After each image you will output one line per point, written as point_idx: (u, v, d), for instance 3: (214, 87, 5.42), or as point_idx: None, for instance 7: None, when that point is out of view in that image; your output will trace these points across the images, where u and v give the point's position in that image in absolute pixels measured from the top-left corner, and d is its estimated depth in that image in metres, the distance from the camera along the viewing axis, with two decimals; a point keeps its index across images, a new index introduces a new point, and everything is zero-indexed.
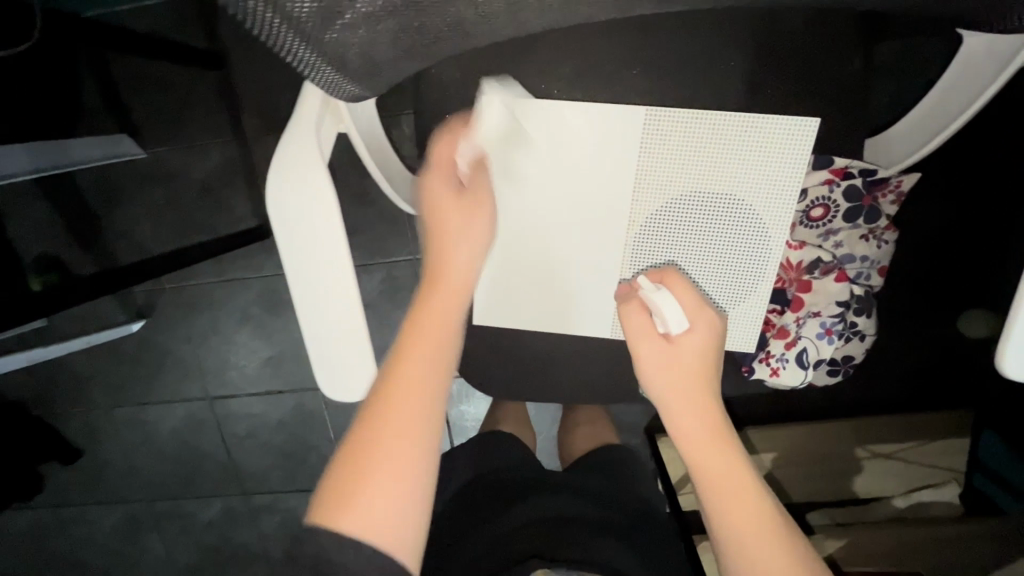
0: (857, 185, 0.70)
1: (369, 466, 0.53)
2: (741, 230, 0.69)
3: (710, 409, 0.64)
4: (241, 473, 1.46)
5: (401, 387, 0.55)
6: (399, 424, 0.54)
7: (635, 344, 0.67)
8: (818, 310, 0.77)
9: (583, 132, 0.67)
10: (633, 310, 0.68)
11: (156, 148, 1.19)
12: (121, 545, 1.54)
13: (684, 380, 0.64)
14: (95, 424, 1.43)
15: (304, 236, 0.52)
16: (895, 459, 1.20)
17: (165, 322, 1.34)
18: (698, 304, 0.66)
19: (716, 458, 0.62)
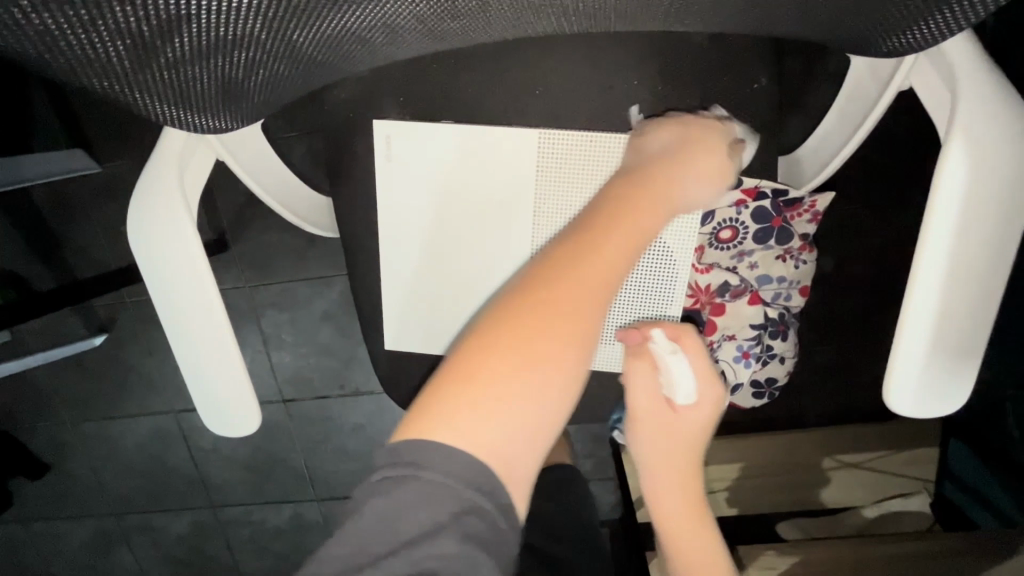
0: (766, 207, 0.68)
1: (514, 377, 0.45)
2: (647, 253, 0.69)
3: (684, 461, 0.75)
4: (208, 486, 1.45)
5: (564, 295, 0.48)
6: (557, 335, 0.47)
7: (639, 402, 0.72)
8: (733, 333, 0.76)
9: (470, 156, 0.66)
10: (644, 364, 0.71)
11: (112, 163, 1.17)
12: (92, 558, 1.53)
13: (671, 439, 0.74)
14: (62, 439, 1.43)
15: (168, 268, 0.54)
16: (862, 469, 1.20)
17: (127, 337, 1.32)
18: (709, 376, 0.70)
19: (679, 497, 0.77)
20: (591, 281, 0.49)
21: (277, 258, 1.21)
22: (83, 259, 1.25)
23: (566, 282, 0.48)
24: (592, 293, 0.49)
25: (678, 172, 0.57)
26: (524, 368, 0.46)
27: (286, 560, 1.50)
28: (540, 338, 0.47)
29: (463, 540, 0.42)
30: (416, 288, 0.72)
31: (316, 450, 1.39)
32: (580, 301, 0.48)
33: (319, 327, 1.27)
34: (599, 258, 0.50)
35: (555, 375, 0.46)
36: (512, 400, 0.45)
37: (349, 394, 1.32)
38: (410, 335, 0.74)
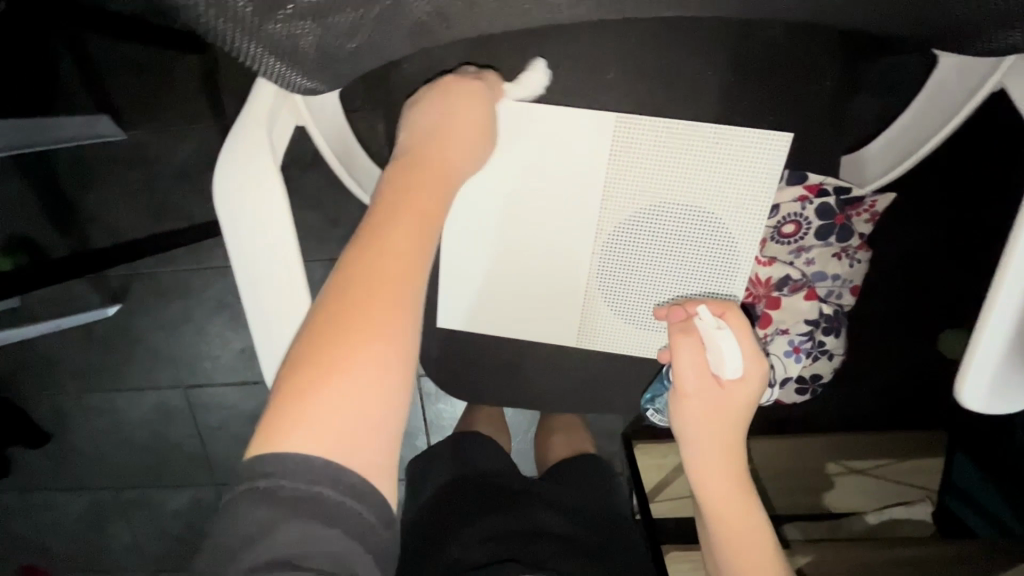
0: (830, 204, 0.68)
1: (322, 374, 0.46)
2: (711, 244, 0.68)
3: (730, 451, 0.70)
4: (212, 463, 1.43)
5: (359, 293, 0.49)
6: (362, 325, 0.48)
7: (684, 376, 0.67)
8: (786, 328, 0.75)
9: (545, 133, 0.65)
10: (688, 343, 0.67)
11: (137, 130, 1.15)
12: (86, 531, 1.51)
13: (716, 423, 0.69)
14: (63, 409, 1.40)
15: (247, 219, 0.51)
16: (869, 476, 1.22)
17: (139, 308, 1.30)
18: (756, 354, 0.67)
19: (731, 498, 0.69)
20: (393, 269, 0.50)
21: (301, 234, 1.20)
22: (98, 227, 1.23)
23: (362, 275, 0.49)
24: (394, 276, 0.50)
25: (454, 154, 0.59)
26: (329, 366, 0.46)
27: None
28: (345, 333, 0.47)
29: (308, 518, 0.44)
30: (468, 264, 0.72)
31: None
32: (382, 290, 0.50)
33: None
34: (400, 246, 0.51)
35: (371, 360, 0.47)
36: (327, 395, 0.46)
37: None
38: (463, 306, 0.75)
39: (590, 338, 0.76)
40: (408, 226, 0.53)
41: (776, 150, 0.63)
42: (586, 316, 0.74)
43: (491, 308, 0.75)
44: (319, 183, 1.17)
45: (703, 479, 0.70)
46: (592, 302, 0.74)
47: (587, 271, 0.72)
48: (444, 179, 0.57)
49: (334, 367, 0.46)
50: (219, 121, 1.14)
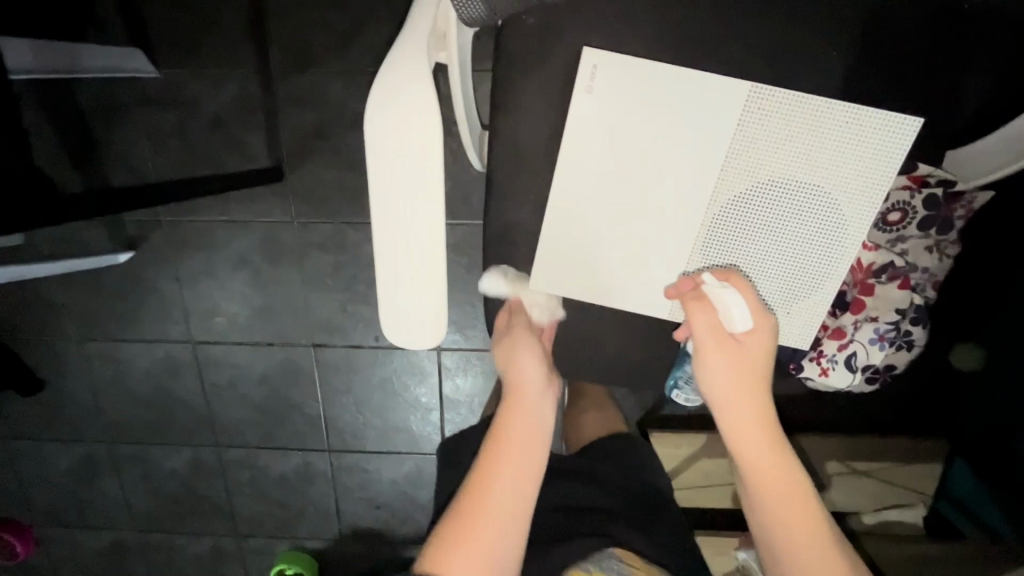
0: (937, 196, 0.66)
1: (455, 547, 0.56)
2: (822, 228, 0.63)
3: (763, 416, 0.61)
4: (216, 424, 1.40)
5: (475, 500, 0.58)
6: (486, 511, 0.57)
7: (702, 343, 0.61)
8: (876, 315, 0.71)
9: (676, 93, 0.59)
10: (700, 305, 0.62)
11: (172, 69, 1.09)
12: (75, 485, 1.46)
13: (742, 386, 0.60)
14: (63, 356, 1.34)
15: (396, 133, 0.43)
16: (870, 477, 1.26)
17: (153, 258, 1.25)
18: (764, 309, 0.62)
19: (775, 470, 0.60)
20: (507, 460, 0.60)
21: (335, 195, 1.16)
22: (119, 168, 1.17)
23: (483, 473, 0.59)
24: (510, 475, 0.59)
25: (517, 372, 0.65)
26: (463, 539, 0.56)
27: (285, 509, 1.46)
28: (472, 515, 0.57)
29: None
30: (566, 230, 0.66)
31: (336, 400, 1.35)
32: (503, 482, 0.58)
33: (364, 274, 1.22)
34: (512, 435, 0.61)
35: (498, 535, 0.57)
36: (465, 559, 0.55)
37: (383, 346, 1.29)
38: (548, 269, 0.68)
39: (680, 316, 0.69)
40: (507, 441, 0.61)
41: (909, 134, 0.59)
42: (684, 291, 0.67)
43: (577, 277, 0.68)
44: (359, 143, 1.14)
45: (737, 450, 0.61)
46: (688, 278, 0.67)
47: (692, 239, 0.65)
48: (527, 391, 0.64)
49: (466, 540, 0.56)
50: (261, 69, 1.09)
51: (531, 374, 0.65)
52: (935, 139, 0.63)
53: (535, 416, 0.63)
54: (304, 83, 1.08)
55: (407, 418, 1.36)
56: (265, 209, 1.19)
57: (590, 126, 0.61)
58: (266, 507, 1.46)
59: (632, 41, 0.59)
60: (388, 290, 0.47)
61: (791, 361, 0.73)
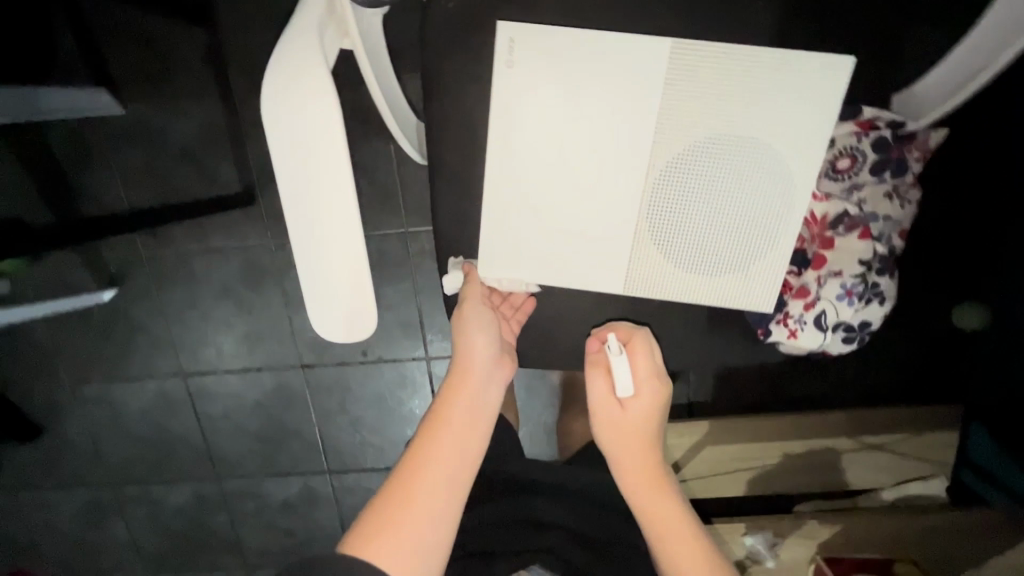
0: (887, 137, 0.64)
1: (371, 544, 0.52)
2: (765, 181, 0.61)
3: (656, 476, 0.62)
4: (214, 456, 1.38)
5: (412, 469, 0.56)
6: (409, 504, 0.55)
7: (591, 404, 0.66)
8: (840, 270, 0.67)
9: (598, 58, 0.58)
10: (595, 369, 0.66)
11: (137, 105, 1.11)
12: (83, 530, 1.45)
13: (632, 448, 0.63)
14: (59, 401, 1.34)
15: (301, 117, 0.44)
16: (884, 450, 1.22)
17: (137, 294, 1.25)
18: (655, 372, 0.65)
19: (667, 532, 0.59)
20: (443, 455, 0.57)
21: None
22: (95, 208, 1.18)
23: (411, 467, 0.57)
24: (442, 468, 0.57)
25: (464, 342, 0.64)
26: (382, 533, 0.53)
27: (291, 537, 1.44)
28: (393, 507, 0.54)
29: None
30: (513, 212, 0.65)
31: (331, 421, 1.34)
32: (433, 476, 0.56)
33: None
34: (447, 431, 0.59)
35: (425, 527, 0.54)
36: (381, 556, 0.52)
37: (372, 361, 1.28)
38: (496, 254, 0.66)
39: (637, 287, 0.67)
40: (452, 420, 0.60)
41: (839, 78, 0.58)
42: (636, 261, 0.65)
43: (525, 259, 0.66)
44: None
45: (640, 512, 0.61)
46: (639, 247, 0.65)
47: (638, 206, 0.63)
48: (470, 380, 0.62)
49: (384, 533, 0.53)
50: (223, 95, 1.10)
51: (483, 350, 0.64)
52: (862, 78, 0.63)
53: (477, 410, 0.61)
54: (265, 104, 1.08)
55: (404, 433, 1.34)
56: (241, 234, 1.19)
57: (520, 103, 0.60)
58: (273, 536, 1.44)
59: (556, 17, 0.59)
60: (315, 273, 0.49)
61: (758, 329, 0.70)
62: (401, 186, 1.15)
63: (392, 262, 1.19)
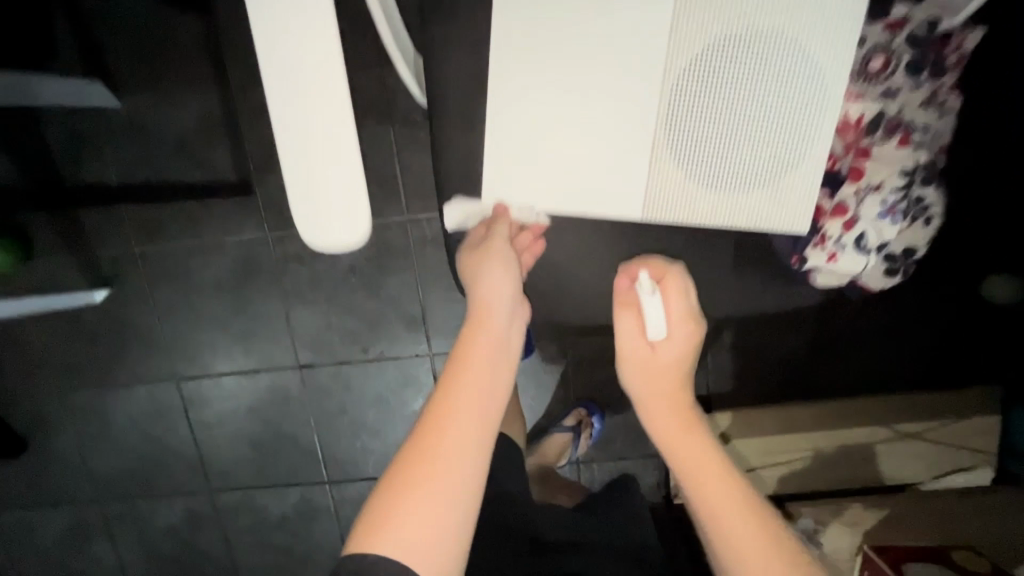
0: (921, 32, 0.60)
1: (402, 492, 0.51)
2: (789, 86, 0.59)
3: (686, 418, 0.61)
4: (207, 467, 1.31)
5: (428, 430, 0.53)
6: (438, 454, 0.52)
7: (620, 346, 0.64)
8: (879, 184, 0.65)
9: None
10: (626, 309, 0.63)
11: (135, 97, 1.10)
12: (65, 553, 1.36)
13: (660, 390, 0.62)
14: (47, 410, 1.29)
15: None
16: (920, 440, 1.12)
17: (130, 293, 1.21)
18: (689, 314, 0.62)
19: (705, 476, 0.58)
20: (471, 397, 0.54)
21: None
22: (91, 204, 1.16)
23: (437, 414, 0.53)
24: (470, 413, 0.54)
25: (479, 285, 0.59)
26: (414, 480, 0.51)
27: (288, 556, 1.34)
28: (423, 455, 0.52)
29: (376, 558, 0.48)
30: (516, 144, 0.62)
31: (330, 425, 1.27)
32: (463, 420, 0.53)
33: (345, 283, 1.18)
34: (474, 372, 0.55)
35: (457, 477, 0.52)
36: (414, 505, 0.50)
37: (373, 359, 1.22)
38: (504, 184, 0.63)
39: (656, 211, 0.63)
40: (470, 373, 0.55)
41: None
42: (655, 182, 0.62)
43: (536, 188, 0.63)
44: None
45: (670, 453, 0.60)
46: (658, 163, 0.61)
47: (654, 117, 0.60)
48: (489, 325, 0.58)
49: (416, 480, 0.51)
50: (220, 85, 1.09)
51: (498, 295, 0.58)
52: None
53: (501, 351, 0.58)
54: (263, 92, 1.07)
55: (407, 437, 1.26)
56: (238, 227, 1.16)
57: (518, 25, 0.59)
58: (268, 555, 1.34)
59: None
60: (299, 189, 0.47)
61: (793, 255, 0.66)
62: (401, 173, 1.12)
63: (393, 253, 1.15)
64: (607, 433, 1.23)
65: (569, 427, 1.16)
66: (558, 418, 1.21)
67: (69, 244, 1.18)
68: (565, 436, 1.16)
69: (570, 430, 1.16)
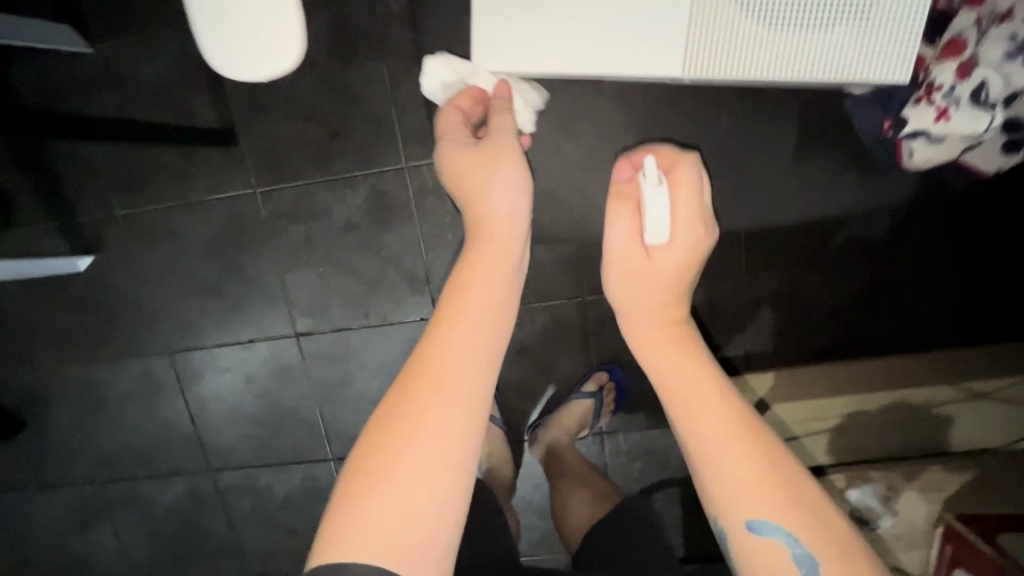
0: None
1: (376, 480, 0.45)
2: None
3: (675, 333, 0.61)
4: (206, 445, 1.23)
5: (432, 356, 0.49)
6: (415, 437, 0.46)
7: (614, 250, 0.65)
8: (1009, 19, 0.67)
9: None
10: (623, 202, 0.65)
11: (108, 42, 1.01)
12: (67, 538, 1.30)
13: (646, 298, 0.63)
14: (39, 387, 1.22)
15: None
16: (993, 401, 0.96)
17: (115, 259, 1.13)
18: (691, 213, 0.64)
19: (695, 394, 0.55)
20: (454, 369, 0.49)
21: (298, 152, 1.04)
22: (68, 165, 1.08)
23: (414, 386, 0.48)
24: (452, 384, 0.48)
25: (493, 191, 0.60)
26: (387, 468, 0.45)
27: (296, 538, 1.26)
28: (399, 437, 0.46)
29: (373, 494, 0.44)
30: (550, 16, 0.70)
31: (332, 397, 1.17)
32: (443, 395, 0.48)
33: (341, 241, 1.07)
34: (456, 340, 0.50)
35: (437, 460, 0.46)
36: (391, 484, 0.45)
37: (375, 324, 1.11)
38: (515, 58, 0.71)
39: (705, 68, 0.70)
40: (478, 294, 0.53)
41: None
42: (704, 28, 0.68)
43: (566, 59, 0.71)
44: (316, 86, 1.01)
45: (656, 367, 0.59)
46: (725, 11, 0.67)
47: None
48: (487, 260, 0.56)
49: (390, 467, 0.45)
50: None
51: (510, 212, 0.60)
52: None
53: (486, 311, 0.52)
54: None
55: None
56: (225, 182, 1.07)
57: None
58: (275, 537, 1.26)
59: None
60: (235, 65, 0.74)
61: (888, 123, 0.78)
62: (397, 112, 1.01)
63: (391, 204, 1.05)
64: (634, 399, 1.11)
65: (590, 394, 1.05)
66: (577, 382, 1.10)
67: (48, 208, 1.10)
68: (587, 403, 1.05)
69: (592, 395, 1.05)
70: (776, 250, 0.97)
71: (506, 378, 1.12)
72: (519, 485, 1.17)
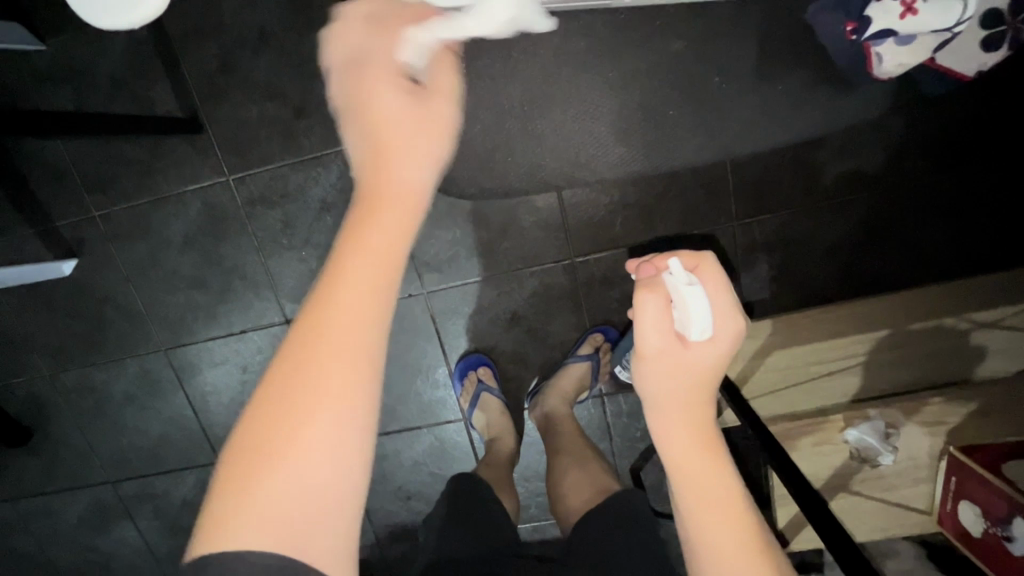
0: None
1: (255, 474, 0.32)
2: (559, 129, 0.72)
3: (694, 426, 0.48)
4: (211, 437, 1.24)
5: (325, 323, 0.35)
6: (305, 424, 0.33)
7: (640, 339, 0.52)
8: None
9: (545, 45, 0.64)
10: (650, 291, 0.52)
11: (62, 39, 1.00)
12: (91, 538, 1.34)
13: (672, 387, 0.49)
14: (42, 396, 1.24)
15: None
16: (1002, 329, 0.86)
17: (99, 260, 1.12)
18: (730, 306, 0.51)
19: (699, 476, 0.46)
20: (352, 344, 0.34)
21: (266, 134, 1.01)
22: (41, 168, 1.08)
23: (299, 356, 0.34)
24: (346, 356, 0.34)
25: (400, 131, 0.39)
26: (268, 459, 0.32)
27: None
28: (286, 428, 0.33)
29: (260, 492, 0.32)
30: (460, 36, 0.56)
31: None
32: (343, 374, 0.34)
33: (319, 222, 1.05)
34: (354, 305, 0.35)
35: (338, 451, 0.34)
36: (278, 479, 0.32)
37: None
38: None
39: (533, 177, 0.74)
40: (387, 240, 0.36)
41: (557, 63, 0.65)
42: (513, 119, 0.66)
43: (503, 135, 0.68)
44: (274, 64, 0.98)
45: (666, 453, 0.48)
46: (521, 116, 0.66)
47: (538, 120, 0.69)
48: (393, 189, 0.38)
49: (281, 451, 0.33)
50: None
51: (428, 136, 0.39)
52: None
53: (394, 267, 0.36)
54: (197, 9, 0.97)
55: (411, 383, 1.14)
56: (195, 173, 1.05)
57: None
58: None
59: None
60: None
61: (848, 26, 0.62)
62: None
63: None
64: None
65: (586, 355, 1.04)
66: (573, 346, 1.08)
67: (25, 215, 1.10)
68: (583, 365, 1.04)
69: (588, 357, 1.04)
70: (760, 183, 0.95)
71: (500, 348, 1.11)
72: (523, 452, 1.17)
